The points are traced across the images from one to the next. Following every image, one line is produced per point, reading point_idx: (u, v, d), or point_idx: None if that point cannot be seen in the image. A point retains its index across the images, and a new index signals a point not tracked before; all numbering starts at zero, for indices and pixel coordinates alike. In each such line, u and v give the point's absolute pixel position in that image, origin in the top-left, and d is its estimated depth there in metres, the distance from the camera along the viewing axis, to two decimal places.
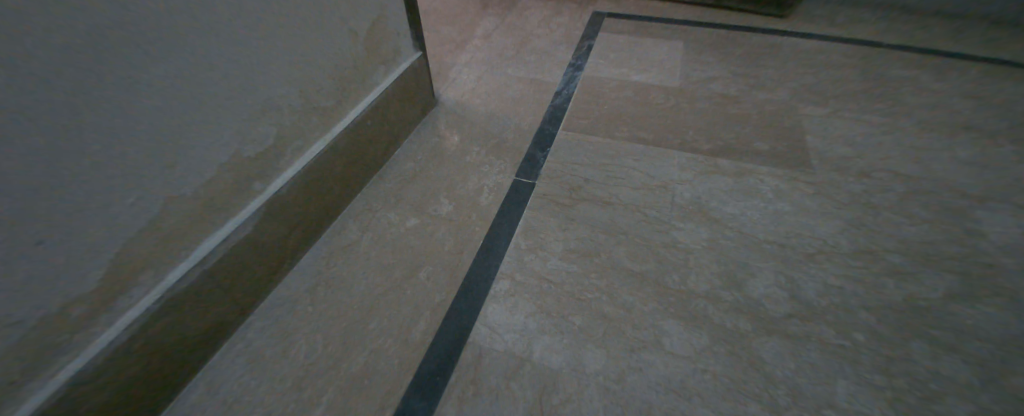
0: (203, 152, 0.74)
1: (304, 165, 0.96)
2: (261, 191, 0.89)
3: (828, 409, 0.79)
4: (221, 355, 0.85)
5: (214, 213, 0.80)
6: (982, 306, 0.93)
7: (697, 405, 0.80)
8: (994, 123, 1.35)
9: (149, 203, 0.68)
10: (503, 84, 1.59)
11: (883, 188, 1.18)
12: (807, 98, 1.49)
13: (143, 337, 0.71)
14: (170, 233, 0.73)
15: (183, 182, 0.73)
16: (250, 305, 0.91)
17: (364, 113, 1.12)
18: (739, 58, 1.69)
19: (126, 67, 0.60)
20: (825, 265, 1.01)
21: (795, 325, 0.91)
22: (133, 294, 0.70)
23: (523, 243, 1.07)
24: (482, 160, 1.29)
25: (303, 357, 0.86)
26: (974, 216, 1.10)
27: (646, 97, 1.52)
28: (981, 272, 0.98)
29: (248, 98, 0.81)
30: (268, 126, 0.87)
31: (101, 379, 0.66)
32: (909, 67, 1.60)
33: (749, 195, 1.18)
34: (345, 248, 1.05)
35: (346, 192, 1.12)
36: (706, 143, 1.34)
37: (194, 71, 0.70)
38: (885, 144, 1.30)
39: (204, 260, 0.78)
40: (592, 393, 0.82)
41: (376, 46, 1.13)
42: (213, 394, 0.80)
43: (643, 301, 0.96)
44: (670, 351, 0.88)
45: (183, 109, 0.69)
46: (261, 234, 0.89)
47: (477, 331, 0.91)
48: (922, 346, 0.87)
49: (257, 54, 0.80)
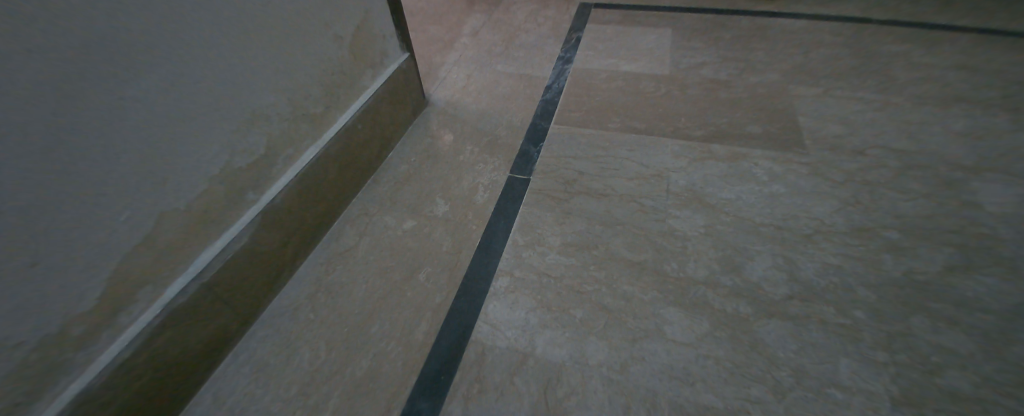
0: (194, 165, 0.75)
1: (297, 173, 0.97)
2: (255, 201, 0.89)
3: (831, 388, 0.80)
4: (226, 365, 0.86)
5: (209, 227, 0.80)
6: (982, 276, 0.93)
7: (700, 390, 0.81)
8: (987, 94, 1.34)
9: (143, 218, 0.69)
10: (493, 80, 1.59)
11: (878, 165, 1.17)
12: (798, 79, 1.48)
13: (147, 351, 0.72)
14: (167, 248, 0.74)
15: (176, 196, 0.73)
16: (251, 315, 0.92)
17: (355, 118, 1.12)
18: (729, 42, 1.69)
19: (112, 84, 0.61)
20: (823, 244, 1.01)
21: (794, 306, 0.91)
22: (135, 309, 0.71)
23: (521, 239, 1.07)
24: (476, 158, 1.29)
25: (307, 363, 0.86)
26: (970, 187, 1.09)
27: (636, 87, 1.52)
28: (980, 243, 0.98)
29: (237, 109, 0.81)
30: (259, 137, 0.87)
31: (107, 394, 0.68)
32: (900, 42, 1.59)
33: (744, 179, 1.18)
34: (343, 254, 1.06)
35: (341, 197, 1.13)
36: (699, 129, 1.34)
37: (179, 84, 0.70)
38: (879, 121, 1.30)
39: (202, 273, 0.79)
40: (597, 384, 0.83)
41: (363, 50, 1.13)
42: (221, 404, 0.81)
43: (642, 290, 0.96)
44: (671, 338, 0.88)
45: (171, 124, 0.70)
46: (258, 244, 0.89)
47: (479, 329, 0.92)
48: (923, 320, 0.87)
49: (243, 65, 0.80)
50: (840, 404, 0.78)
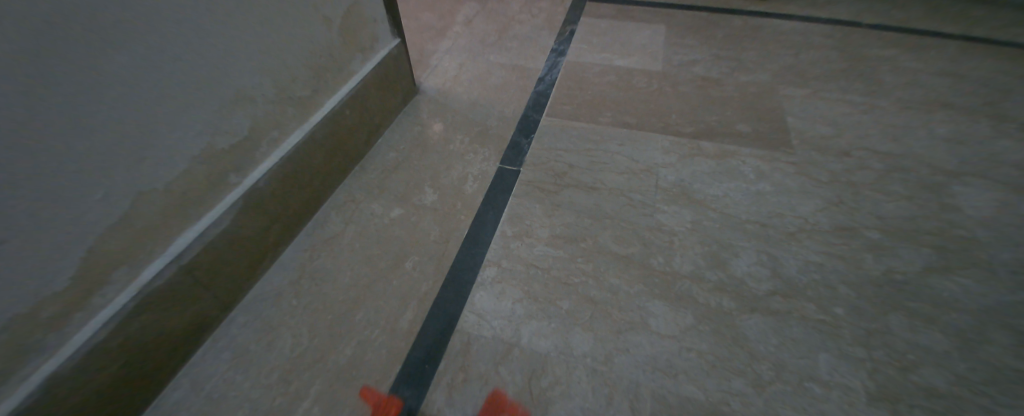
0: (173, 146, 0.73)
1: (281, 157, 0.95)
2: (237, 184, 0.87)
3: (810, 382, 0.81)
4: (205, 351, 0.85)
5: (189, 209, 0.78)
6: (958, 277, 0.95)
7: (682, 382, 0.82)
8: (970, 100, 1.37)
9: (119, 198, 0.67)
10: (485, 71, 1.57)
11: (862, 166, 1.19)
12: (788, 79, 1.50)
13: (121, 334, 0.70)
14: (144, 229, 0.72)
15: (154, 176, 0.71)
16: (231, 301, 0.90)
17: (342, 103, 1.10)
18: (721, 41, 1.70)
19: (92, 57, 0.59)
20: (806, 242, 1.03)
21: (777, 301, 0.93)
22: (109, 291, 0.69)
23: (509, 230, 1.07)
24: (466, 148, 1.28)
25: (289, 350, 0.85)
26: (949, 190, 1.12)
27: (629, 82, 1.52)
28: (957, 245, 1.01)
29: (220, 89, 0.79)
30: (242, 118, 0.85)
31: (78, 378, 0.66)
32: (888, 47, 1.62)
33: (731, 176, 1.19)
34: (328, 241, 1.04)
35: (327, 183, 1.11)
36: (689, 126, 1.35)
37: (159, 61, 0.68)
38: (865, 123, 1.32)
39: (181, 256, 0.77)
40: (580, 375, 0.83)
41: (352, 34, 1.11)
42: (199, 390, 0.79)
43: (629, 283, 0.97)
44: (656, 331, 0.89)
45: (152, 103, 0.68)
46: (240, 228, 0.87)
47: (465, 318, 0.91)
48: (901, 318, 0.89)
49: (226, 43, 0.78)
50: (817, 398, 0.79)
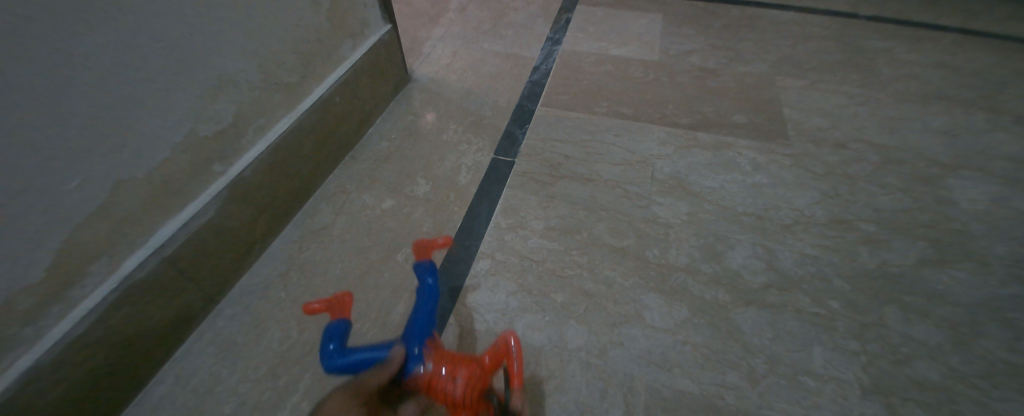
0: (154, 133, 0.70)
1: (268, 145, 0.92)
2: (222, 173, 0.84)
3: (804, 375, 0.81)
4: (190, 344, 0.83)
5: (170, 199, 0.76)
6: (953, 270, 0.95)
7: (676, 375, 0.81)
8: (965, 93, 1.37)
9: (96, 187, 0.64)
10: (479, 59, 1.54)
11: (858, 158, 1.19)
12: (785, 71, 1.48)
13: (103, 328, 0.68)
14: (124, 219, 0.69)
15: (133, 165, 0.68)
16: (218, 293, 0.88)
17: (332, 90, 1.07)
18: (718, 31, 1.67)
19: (65, 39, 0.56)
20: (802, 235, 1.02)
21: (772, 294, 0.92)
22: (87, 284, 0.66)
23: (503, 222, 1.05)
24: (459, 138, 1.26)
25: (278, 344, 0.83)
26: (945, 183, 1.12)
27: (625, 72, 1.50)
28: (952, 238, 1.01)
29: (204, 74, 0.76)
30: (226, 104, 0.82)
31: (57, 374, 0.63)
32: (885, 39, 1.60)
33: (728, 168, 1.18)
34: (317, 232, 1.02)
35: (316, 173, 1.08)
36: (685, 117, 1.33)
37: (138, 44, 0.64)
38: (862, 115, 1.31)
39: (163, 247, 0.75)
40: (575, 368, 0.82)
41: (342, 19, 1.07)
42: (184, 385, 0.78)
43: (624, 275, 0.96)
44: (651, 324, 0.88)
45: (129, 87, 0.65)
46: (226, 218, 0.85)
47: (458, 311, 0.90)
48: (895, 312, 0.89)
49: (210, 26, 0.75)
50: (812, 391, 0.79)
